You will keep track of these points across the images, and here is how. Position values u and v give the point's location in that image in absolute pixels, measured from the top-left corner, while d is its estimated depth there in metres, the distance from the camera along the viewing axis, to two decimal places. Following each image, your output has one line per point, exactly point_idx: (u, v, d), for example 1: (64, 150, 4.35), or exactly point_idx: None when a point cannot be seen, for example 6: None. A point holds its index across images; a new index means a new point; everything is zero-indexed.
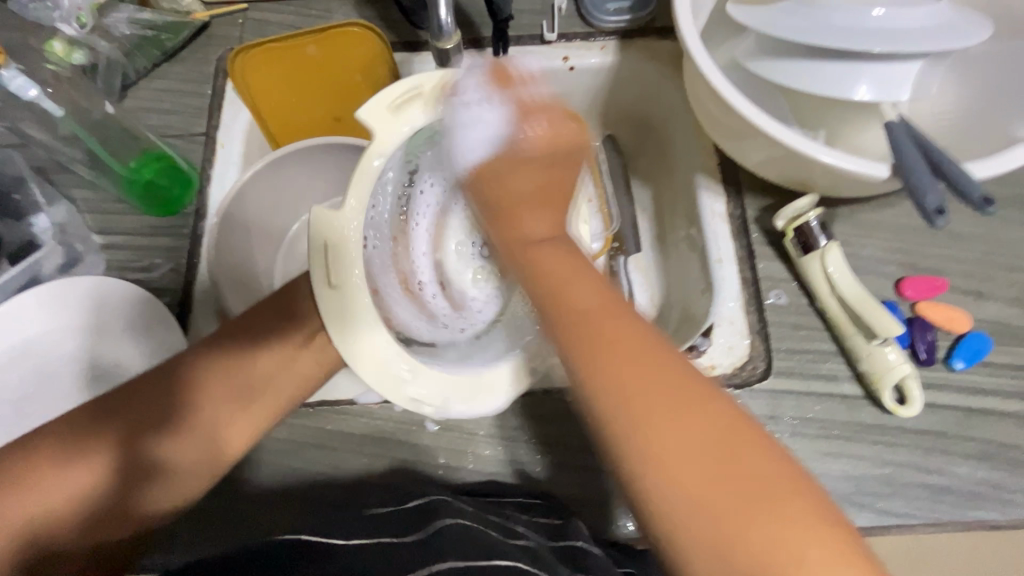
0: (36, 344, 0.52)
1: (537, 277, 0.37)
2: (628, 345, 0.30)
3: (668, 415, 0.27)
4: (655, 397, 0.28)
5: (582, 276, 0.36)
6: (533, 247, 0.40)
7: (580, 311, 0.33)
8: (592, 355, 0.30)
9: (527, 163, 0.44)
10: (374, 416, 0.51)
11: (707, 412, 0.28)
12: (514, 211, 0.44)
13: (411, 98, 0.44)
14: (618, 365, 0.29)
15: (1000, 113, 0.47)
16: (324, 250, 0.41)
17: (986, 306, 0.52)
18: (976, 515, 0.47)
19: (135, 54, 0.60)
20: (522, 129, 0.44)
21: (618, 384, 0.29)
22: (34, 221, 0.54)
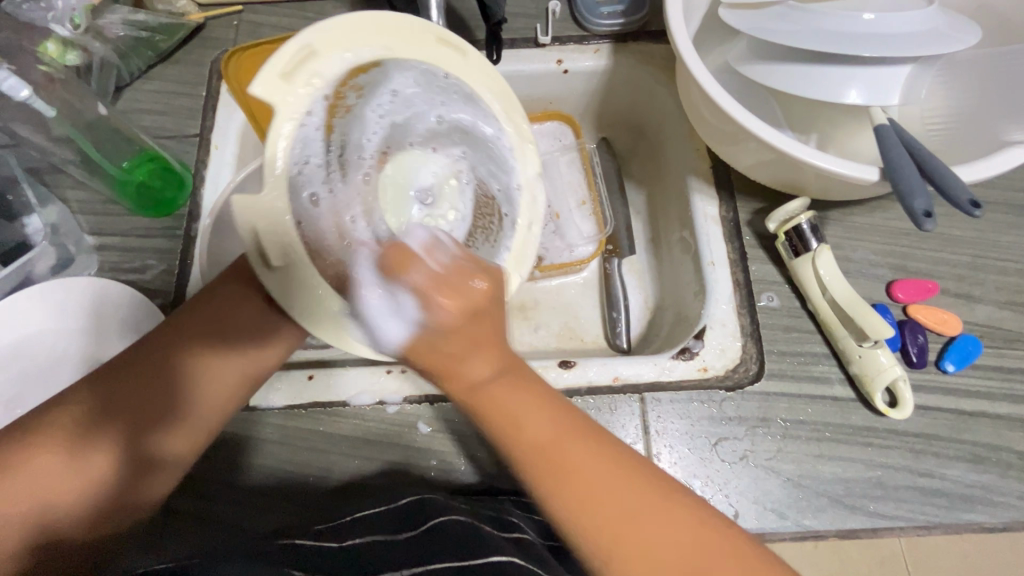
0: (26, 346, 0.51)
1: (486, 412, 0.34)
2: (591, 474, 0.33)
3: (642, 539, 0.32)
4: (627, 529, 0.32)
5: (525, 395, 0.35)
6: (476, 389, 0.34)
7: (541, 451, 0.34)
8: (566, 493, 0.33)
9: (450, 333, 0.33)
10: (366, 417, 0.50)
11: (670, 520, 0.33)
12: (452, 379, 0.34)
13: (312, 53, 0.33)
14: (588, 501, 0.33)
15: (988, 118, 0.47)
16: (255, 237, 0.32)
17: (976, 309, 0.52)
18: (967, 517, 0.47)
19: (129, 56, 0.60)
20: (436, 313, 0.32)
21: (593, 520, 0.33)
22: (26, 222, 0.54)
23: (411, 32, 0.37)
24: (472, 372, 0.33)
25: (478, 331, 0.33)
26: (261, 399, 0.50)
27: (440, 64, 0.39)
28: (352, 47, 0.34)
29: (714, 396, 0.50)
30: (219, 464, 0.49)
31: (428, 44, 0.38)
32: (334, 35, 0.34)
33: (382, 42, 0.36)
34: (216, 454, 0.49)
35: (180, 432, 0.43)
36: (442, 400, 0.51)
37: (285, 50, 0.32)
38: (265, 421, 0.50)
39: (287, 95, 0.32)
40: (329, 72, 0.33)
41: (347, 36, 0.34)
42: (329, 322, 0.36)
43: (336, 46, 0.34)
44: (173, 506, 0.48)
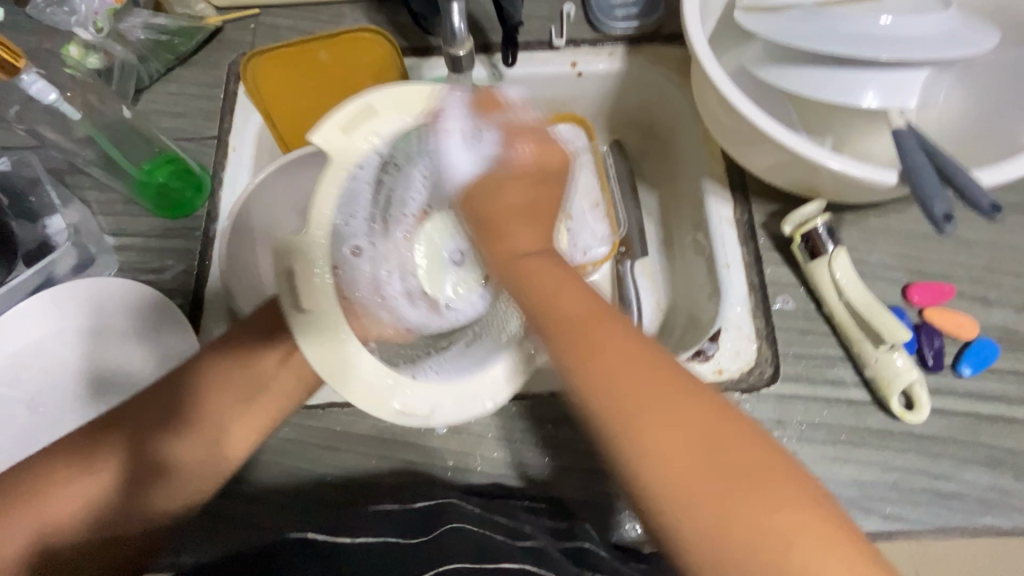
0: (50, 344, 0.52)
1: (523, 274, 0.36)
2: (616, 353, 0.32)
3: (661, 418, 0.30)
4: (644, 402, 0.30)
5: (557, 273, 0.36)
6: (517, 253, 0.37)
7: (569, 318, 0.33)
8: (590, 359, 0.32)
9: (514, 181, 0.39)
10: (384, 417, 0.51)
11: (693, 405, 0.30)
12: (499, 237, 0.38)
13: (371, 113, 0.40)
14: (612, 370, 0.31)
15: (1006, 122, 0.47)
16: (289, 280, 0.37)
17: (993, 313, 0.52)
18: (984, 521, 0.47)
19: (149, 59, 0.61)
20: (513, 149, 0.40)
21: (615, 389, 0.31)
22: (48, 222, 0.54)
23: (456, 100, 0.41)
24: (520, 235, 0.38)
25: (538, 189, 0.39)
26: None
27: (479, 131, 0.42)
28: (404, 110, 0.40)
29: (730, 398, 0.50)
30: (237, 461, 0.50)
31: (472, 110, 0.42)
32: (393, 100, 0.40)
33: (430, 108, 0.41)
34: None
35: (191, 453, 0.43)
36: None
37: (350, 109, 0.40)
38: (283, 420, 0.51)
39: (340, 144, 0.39)
40: (382, 129, 0.40)
41: (403, 102, 0.41)
42: (350, 378, 0.37)
43: (389, 108, 0.40)
44: None
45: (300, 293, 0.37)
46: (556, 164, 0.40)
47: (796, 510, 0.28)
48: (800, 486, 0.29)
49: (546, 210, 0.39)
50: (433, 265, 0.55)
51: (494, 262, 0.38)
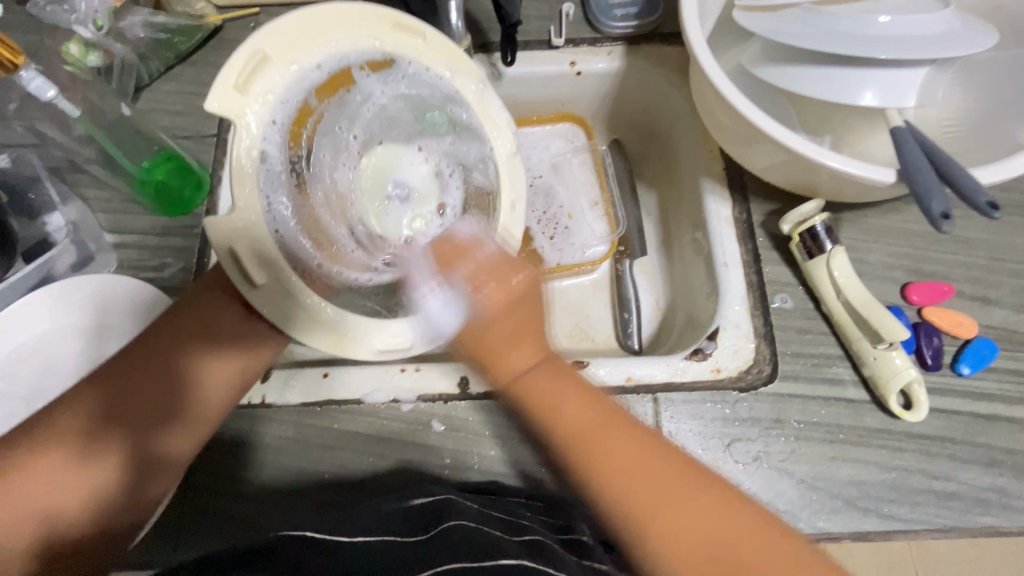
0: (48, 341, 0.52)
1: (529, 400, 0.36)
2: (629, 460, 0.34)
3: (672, 520, 0.33)
4: (660, 509, 0.33)
5: (563, 383, 0.36)
6: (518, 375, 0.35)
7: (574, 432, 0.35)
8: (603, 470, 0.34)
9: (496, 317, 0.34)
10: (381, 415, 0.51)
11: (708, 505, 0.33)
12: (497, 367, 0.35)
13: (266, 60, 0.35)
14: (629, 485, 0.34)
15: (1004, 120, 0.47)
16: (233, 253, 0.35)
17: (992, 312, 0.52)
18: (983, 521, 0.47)
19: (149, 57, 0.61)
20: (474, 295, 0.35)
21: (627, 495, 0.33)
22: (47, 219, 0.55)
23: (361, 18, 0.39)
24: (514, 359, 0.35)
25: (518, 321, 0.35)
26: (277, 397, 0.51)
27: (399, 48, 0.41)
28: (309, 43, 0.37)
29: (728, 397, 0.50)
30: (233, 459, 0.50)
31: (381, 26, 0.40)
32: (282, 40, 0.36)
33: (328, 38, 0.38)
34: (231, 449, 0.50)
35: (185, 432, 0.44)
36: (455, 399, 0.51)
37: (240, 60, 0.34)
38: (279, 418, 0.51)
39: (242, 104, 0.34)
40: (280, 83, 0.36)
41: (297, 35, 0.37)
42: (319, 327, 0.38)
43: (289, 50, 0.36)
44: (190, 500, 0.48)
45: (254, 271, 0.36)
46: (525, 318, 0.35)
47: None
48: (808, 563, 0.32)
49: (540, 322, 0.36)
50: (379, 207, 0.48)
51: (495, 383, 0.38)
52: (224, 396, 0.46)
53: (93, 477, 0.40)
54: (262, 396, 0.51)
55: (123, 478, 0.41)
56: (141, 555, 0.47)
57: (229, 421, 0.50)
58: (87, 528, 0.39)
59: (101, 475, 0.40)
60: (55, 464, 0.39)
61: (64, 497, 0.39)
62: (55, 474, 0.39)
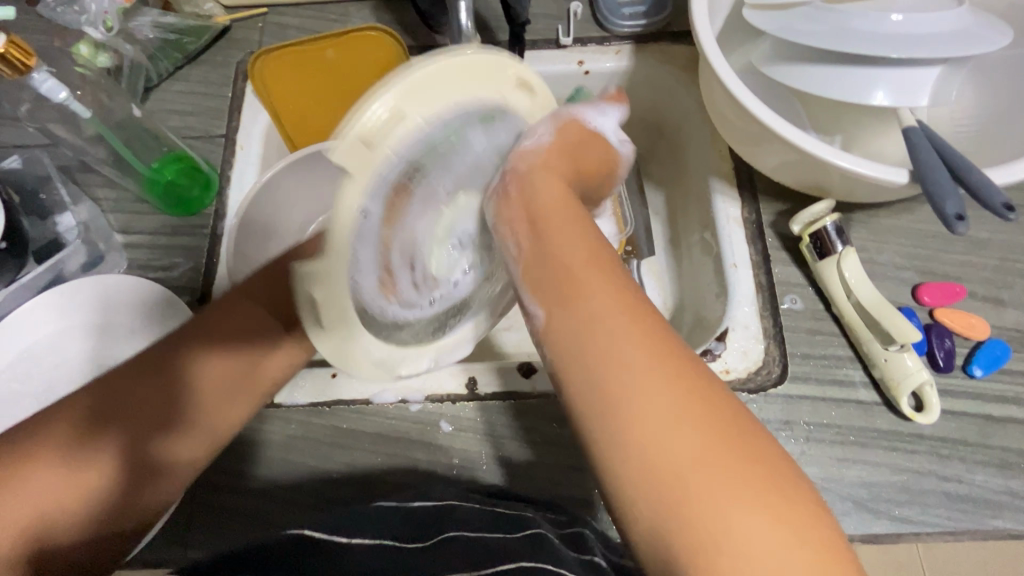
0: (60, 340, 0.53)
1: (538, 224, 0.38)
2: (630, 314, 0.32)
3: (652, 379, 0.30)
4: (622, 346, 0.31)
5: (563, 223, 0.38)
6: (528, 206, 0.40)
7: (583, 271, 0.34)
8: (597, 314, 0.32)
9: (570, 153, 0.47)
10: (390, 415, 0.51)
11: (670, 366, 0.30)
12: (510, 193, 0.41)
13: (400, 118, 0.34)
14: (600, 320, 0.32)
15: (1019, 119, 0.46)
16: (311, 301, 0.34)
17: (1004, 313, 0.52)
18: (994, 524, 0.46)
19: (158, 58, 0.62)
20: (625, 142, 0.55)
21: (617, 340, 0.31)
22: (58, 219, 0.56)
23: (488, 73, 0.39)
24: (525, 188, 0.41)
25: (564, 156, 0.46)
26: (286, 397, 0.51)
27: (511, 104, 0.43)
28: (440, 101, 0.36)
29: (737, 399, 0.49)
30: (244, 458, 0.50)
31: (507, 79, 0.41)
32: (416, 92, 0.34)
33: (458, 91, 0.37)
34: (240, 448, 0.50)
35: (187, 436, 0.44)
36: (464, 399, 0.51)
37: (375, 111, 0.33)
38: (289, 417, 0.51)
39: (370, 157, 0.33)
40: (409, 136, 0.34)
41: (427, 92, 0.35)
42: (365, 360, 0.39)
43: (421, 106, 0.35)
44: (199, 499, 0.49)
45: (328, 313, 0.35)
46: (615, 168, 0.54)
47: (770, 520, 0.27)
48: (788, 492, 0.28)
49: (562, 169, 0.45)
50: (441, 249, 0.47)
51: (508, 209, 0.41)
52: (227, 405, 0.46)
53: (91, 479, 0.39)
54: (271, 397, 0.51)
55: (121, 478, 0.40)
56: (154, 554, 0.47)
57: None
58: (79, 525, 0.38)
59: (98, 473, 0.39)
60: (50, 461, 0.37)
61: (60, 497, 0.37)
62: (51, 473, 0.37)
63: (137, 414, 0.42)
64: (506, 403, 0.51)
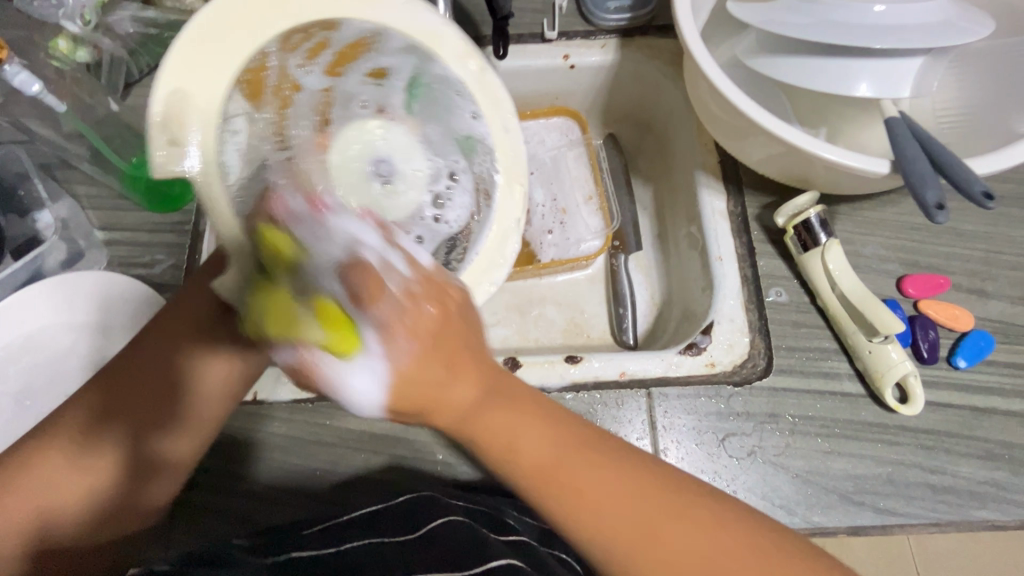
0: (38, 339, 0.52)
1: (504, 453, 0.32)
2: (597, 475, 0.32)
3: (654, 542, 0.30)
4: (624, 531, 0.31)
5: (526, 418, 0.32)
6: (461, 415, 0.31)
7: (537, 470, 0.32)
8: (576, 510, 0.31)
9: (423, 369, 0.30)
10: (373, 412, 0.50)
11: (659, 504, 0.31)
12: (435, 410, 0.31)
13: (183, 93, 0.36)
14: (588, 510, 0.31)
15: (1001, 109, 0.46)
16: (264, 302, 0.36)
17: (988, 305, 0.52)
18: (979, 515, 0.46)
19: (138, 52, 0.61)
20: (413, 306, 0.31)
21: (602, 527, 0.31)
22: (37, 217, 0.54)
23: (254, 2, 0.39)
24: (454, 396, 0.31)
25: (440, 345, 0.31)
26: (269, 393, 0.50)
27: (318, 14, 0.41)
28: (228, 37, 0.38)
29: (722, 391, 0.49)
30: (229, 458, 0.49)
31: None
32: (180, 63, 0.37)
33: (246, 33, 0.38)
34: (225, 448, 0.49)
35: (177, 436, 0.43)
36: None
37: (158, 106, 0.36)
38: (274, 415, 0.50)
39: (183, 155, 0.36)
40: (199, 112, 0.37)
41: (197, 53, 0.37)
42: None
43: (219, 72, 0.37)
44: (181, 499, 0.48)
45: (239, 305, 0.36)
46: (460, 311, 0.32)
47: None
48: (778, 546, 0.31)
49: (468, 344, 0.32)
50: (408, 192, 0.48)
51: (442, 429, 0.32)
52: (215, 389, 0.44)
53: (82, 484, 0.39)
54: (254, 394, 0.50)
55: (113, 480, 0.40)
56: None
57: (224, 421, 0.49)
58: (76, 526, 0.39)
59: (92, 476, 0.39)
60: (47, 465, 0.38)
61: (55, 500, 0.38)
62: (46, 478, 0.38)
63: (126, 414, 0.40)
64: None
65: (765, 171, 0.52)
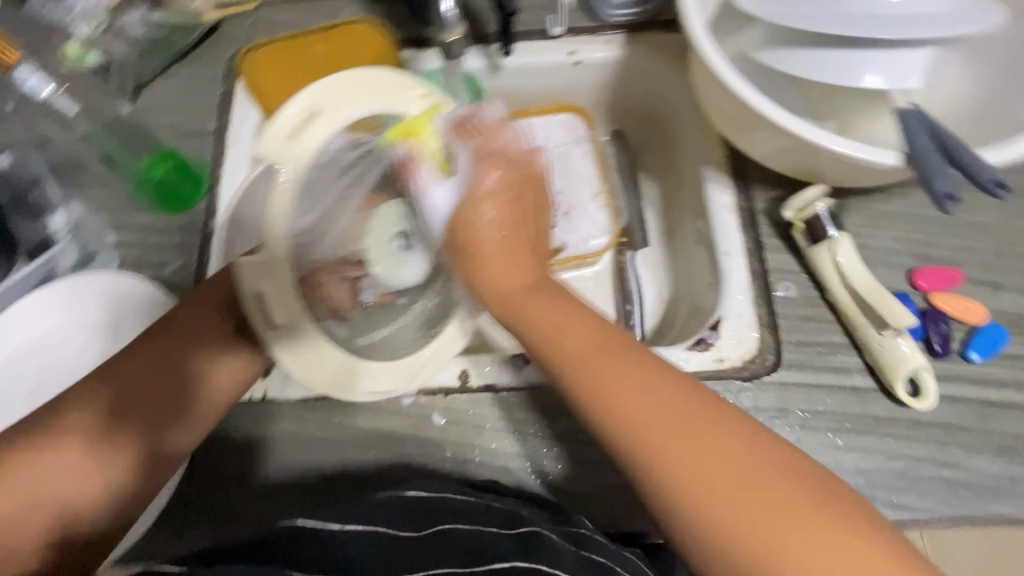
0: (50, 339, 0.53)
1: (540, 328, 0.39)
2: (621, 364, 0.36)
3: (684, 438, 0.33)
4: (640, 416, 0.34)
5: (554, 303, 0.40)
6: (517, 288, 0.41)
7: (577, 355, 0.37)
8: (604, 395, 0.35)
9: (483, 223, 0.41)
10: (382, 409, 0.50)
11: (677, 401, 0.34)
12: (491, 262, 0.42)
13: (316, 112, 0.39)
14: (605, 385, 0.35)
15: (1016, 98, 0.46)
16: (259, 300, 0.39)
17: (1002, 297, 0.51)
18: (994, 509, 0.46)
19: (147, 55, 0.61)
20: (484, 174, 0.41)
21: (624, 419, 0.34)
22: (50, 220, 0.55)
23: (398, 85, 0.43)
24: (510, 270, 0.42)
25: (510, 208, 0.42)
26: (278, 390, 0.51)
27: (428, 114, 0.43)
28: (351, 102, 0.40)
29: (731, 387, 0.49)
30: (239, 454, 0.50)
31: (415, 92, 0.43)
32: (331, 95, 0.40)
33: (381, 98, 0.42)
34: (237, 445, 0.50)
35: (190, 425, 0.45)
36: (456, 391, 0.51)
37: (293, 112, 0.39)
38: (282, 412, 0.50)
39: (284, 151, 0.38)
40: (319, 137, 0.39)
41: (343, 96, 0.40)
42: (304, 354, 0.41)
43: (325, 126, 0.39)
44: (192, 496, 0.48)
45: (271, 308, 0.40)
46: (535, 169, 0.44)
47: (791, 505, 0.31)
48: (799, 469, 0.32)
49: (528, 242, 0.43)
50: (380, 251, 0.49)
51: (493, 294, 0.42)
52: (222, 392, 0.46)
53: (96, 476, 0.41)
54: (264, 391, 0.51)
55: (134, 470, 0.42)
56: (153, 549, 0.47)
57: (235, 419, 0.50)
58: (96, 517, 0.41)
59: (112, 467, 0.41)
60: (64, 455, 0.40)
61: (73, 487, 0.40)
62: (57, 466, 0.40)
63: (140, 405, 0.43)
64: (496, 395, 0.51)
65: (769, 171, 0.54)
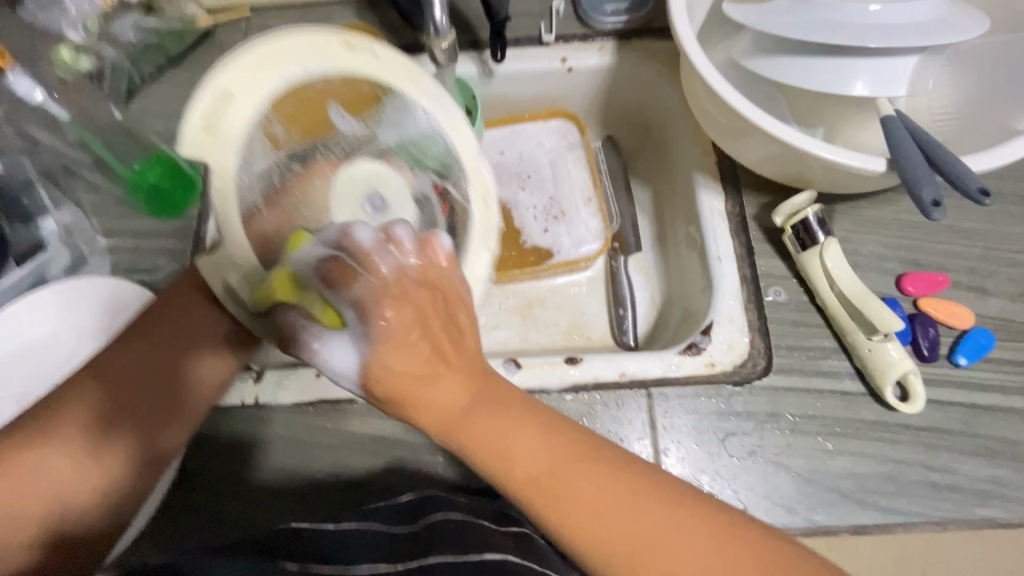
0: (40, 344, 0.52)
1: (484, 449, 0.33)
2: (578, 471, 0.32)
3: (652, 553, 0.30)
4: (602, 537, 0.31)
5: (505, 417, 0.33)
6: (452, 418, 0.33)
7: (524, 477, 0.32)
8: (560, 516, 0.32)
9: (397, 349, 0.33)
10: (375, 414, 0.50)
11: (643, 508, 0.31)
12: (421, 408, 0.33)
13: (229, 96, 0.34)
14: (573, 512, 0.32)
15: (1000, 107, 0.47)
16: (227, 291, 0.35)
17: (989, 302, 0.52)
18: (982, 512, 0.46)
19: (140, 61, 0.61)
20: (382, 314, 0.33)
21: (585, 538, 0.31)
22: (40, 223, 0.55)
23: (308, 42, 0.38)
24: (439, 395, 0.33)
25: (427, 339, 0.33)
26: (270, 396, 0.50)
27: (358, 68, 0.40)
28: (262, 73, 0.36)
29: (722, 391, 0.49)
30: (231, 460, 0.49)
31: (331, 44, 0.39)
32: (235, 73, 0.34)
33: (298, 61, 0.37)
34: (229, 451, 0.49)
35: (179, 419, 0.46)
36: None
37: (200, 103, 0.33)
38: (274, 417, 0.50)
39: (206, 146, 0.33)
40: (243, 119, 0.34)
41: (249, 68, 0.35)
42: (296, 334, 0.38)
43: (247, 106, 0.35)
44: (184, 503, 0.48)
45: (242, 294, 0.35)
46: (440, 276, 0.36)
47: None
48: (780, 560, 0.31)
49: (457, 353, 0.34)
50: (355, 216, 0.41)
51: (430, 430, 0.34)
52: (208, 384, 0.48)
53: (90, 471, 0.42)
54: (255, 396, 0.50)
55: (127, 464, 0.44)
56: (143, 556, 0.47)
57: (225, 425, 0.50)
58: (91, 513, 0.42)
59: (108, 462, 0.43)
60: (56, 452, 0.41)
61: (67, 483, 0.41)
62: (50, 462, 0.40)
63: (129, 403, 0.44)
64: None
65: (763, 166, 0.51)
